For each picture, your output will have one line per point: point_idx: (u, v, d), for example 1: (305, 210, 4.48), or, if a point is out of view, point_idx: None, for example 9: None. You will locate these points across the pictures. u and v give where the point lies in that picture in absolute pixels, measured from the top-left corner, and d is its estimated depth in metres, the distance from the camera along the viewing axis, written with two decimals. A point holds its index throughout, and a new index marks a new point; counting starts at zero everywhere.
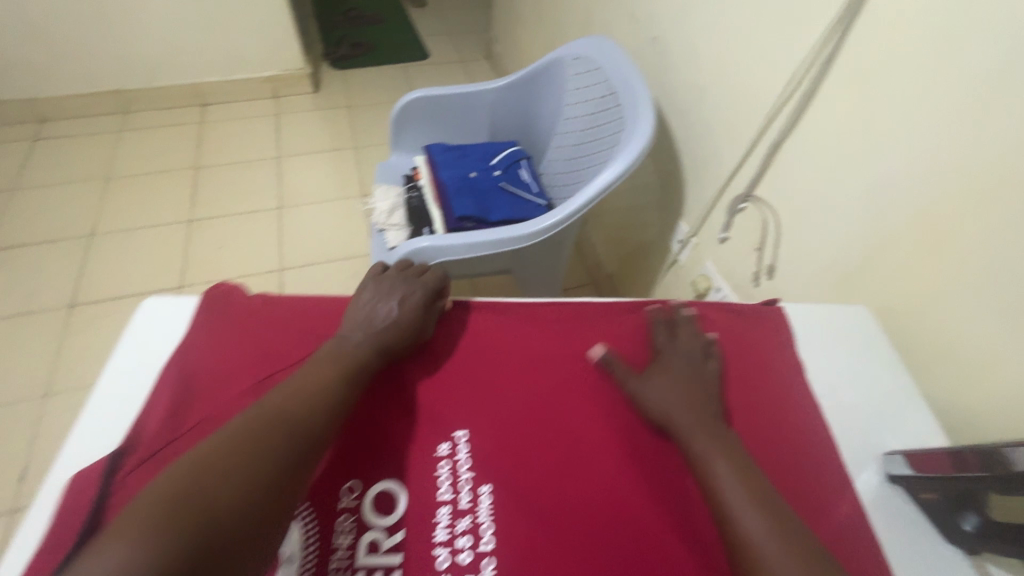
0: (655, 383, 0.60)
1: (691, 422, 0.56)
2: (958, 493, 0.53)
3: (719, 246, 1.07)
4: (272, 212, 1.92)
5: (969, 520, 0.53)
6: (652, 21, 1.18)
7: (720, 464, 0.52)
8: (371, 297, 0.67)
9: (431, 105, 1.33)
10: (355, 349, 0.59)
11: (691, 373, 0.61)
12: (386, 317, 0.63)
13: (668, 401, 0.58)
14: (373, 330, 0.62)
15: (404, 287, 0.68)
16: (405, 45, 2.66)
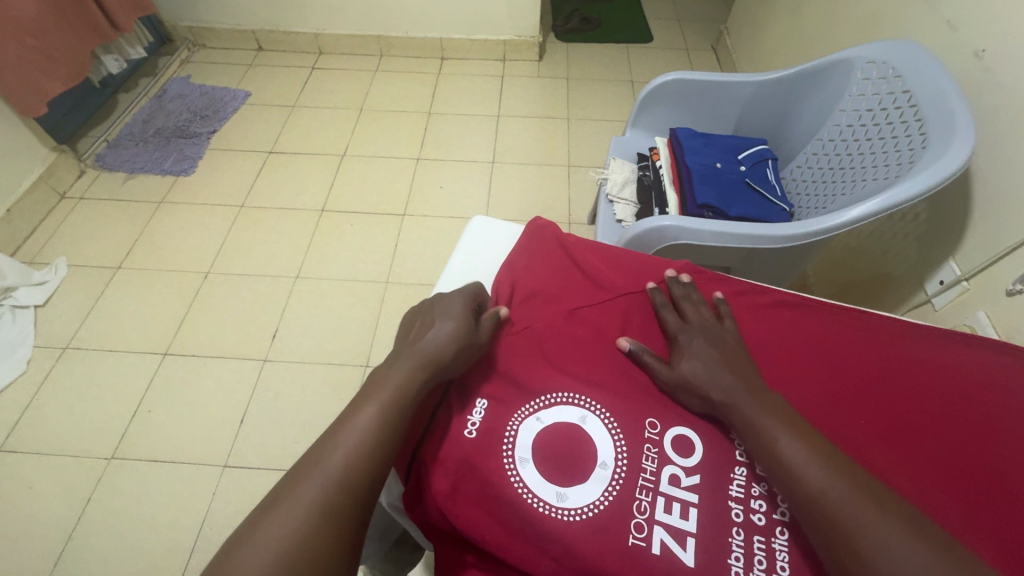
0: (685, 366, 0.61)
1: (731, 391, 0.58)
2: None
3: (1004, 298, 0.94)
4: (486, 165, 2.09)
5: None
6: (977, 33, 1.04)
7: (769, 428, 0.54)
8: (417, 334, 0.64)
9: (685, 89, 1.33)
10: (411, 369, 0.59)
11: (714, 350, 0.62)
12: (429, 338, 0.62)
13: (701, 381, 0.60)
14: (426, 351, 0.61)
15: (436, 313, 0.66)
16: (632, 26, 2.66)
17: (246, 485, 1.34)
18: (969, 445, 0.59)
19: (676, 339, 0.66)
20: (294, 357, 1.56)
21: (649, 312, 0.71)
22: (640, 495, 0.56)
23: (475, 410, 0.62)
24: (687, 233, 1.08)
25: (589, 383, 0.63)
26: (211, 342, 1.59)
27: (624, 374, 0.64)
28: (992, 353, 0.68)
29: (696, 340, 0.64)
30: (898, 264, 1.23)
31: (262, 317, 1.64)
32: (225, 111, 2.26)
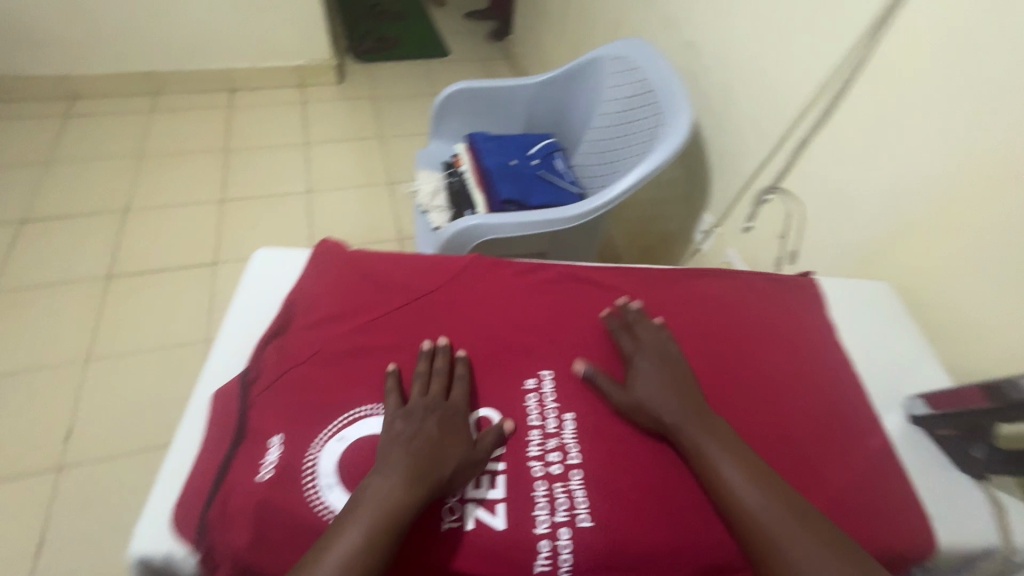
0: (640, 390, 0.60)
1: (684, 419, 0.58)
2: (970, 428, 0.61)
3: (743, 235, 1.17)
4: (302, 195, 1.99)
5: (976, 449, 0.61)
6: (684, 32, 1.28)
7: (718, 455, 0.55)
8: (399, 423, 0.55)
9: (471, 97, 1.42)
10: (395, 484, 0.50)
11: (661, 370, 0.62)
12: (423, 443, 0.53)
13: (653, 405, 0.59)
14: (419, 450, 0.52)
15: (432, 411, 0.56)
16: (427, 42, 2.75)
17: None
18: (759, 380, 0.65)
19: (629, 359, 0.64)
20: (103, 454, 1.32)
21: (459, 304, 0.68)
22: None
23: (270, 450, 0.54)
24: (493, 228, 1.15)
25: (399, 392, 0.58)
26: None
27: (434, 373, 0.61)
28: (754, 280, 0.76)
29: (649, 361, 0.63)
30: (674, 223, 1.45)
31: (44, 420, 1.35)
32: None
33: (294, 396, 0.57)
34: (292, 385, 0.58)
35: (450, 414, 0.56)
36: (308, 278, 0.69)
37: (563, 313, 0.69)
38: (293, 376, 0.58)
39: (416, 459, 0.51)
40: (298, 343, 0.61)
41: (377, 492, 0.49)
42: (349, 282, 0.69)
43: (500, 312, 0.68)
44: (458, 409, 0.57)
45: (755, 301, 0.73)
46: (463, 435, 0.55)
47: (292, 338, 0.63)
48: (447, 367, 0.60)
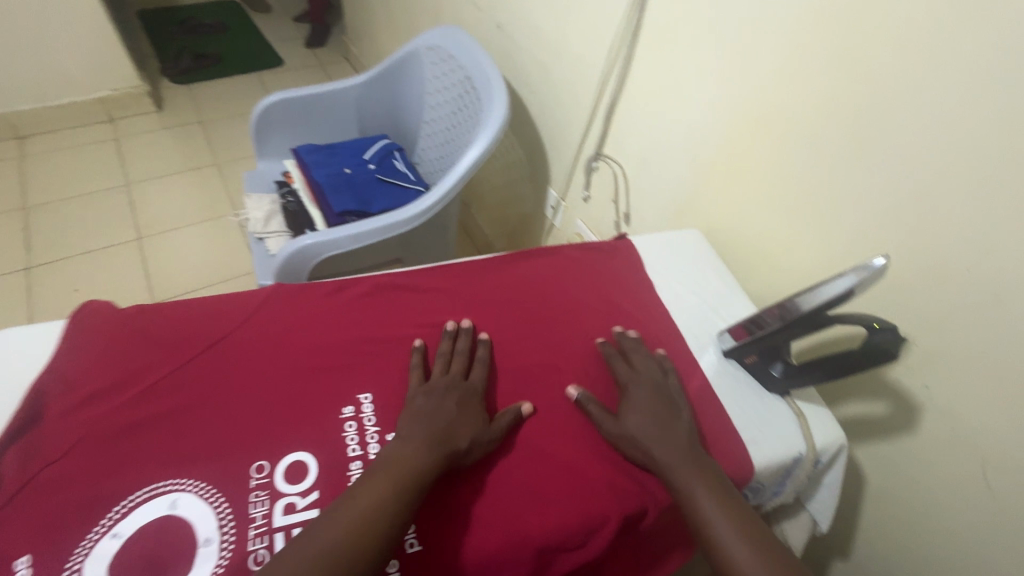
0: (631, 421, 0.59)
1: (677, 461, 0.56)
2: (767, 350, 0.65)
3: (584, 204, 1.20)
4: (132, 243, 1.76)
5: (776, 367, 0.66)
6: (494, 14, 1.28)
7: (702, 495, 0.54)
8: (420, 399, 0.57)
9: (291, 108, 1.31)
10: (417, 448, 0.52)
11: (660, 403, 0.60)
12: (443, 416, 0.55)
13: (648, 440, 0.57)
14: (445, 427, 0.54)
15: (455, 387, 0.59)
16: (255, 54, 2.54)
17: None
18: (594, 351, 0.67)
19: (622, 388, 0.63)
20: None
21: (258, 342, 0.61)
22: (256, 545, 0.48)
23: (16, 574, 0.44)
24: (330, 245, 1.08)
25: (190, 460, 0.52)
26: None
27: (233, 426, 0.55)
28: (570, 254, 0.79)
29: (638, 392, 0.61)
30: (527, 204, 1.46)
31: None
32: None
33: (51, 499, 0.48)
34: (48, 487, 0.49)
35: (469, 393, 0.59)
36: (64, 353, 0.58)
37: (379, 326, 0.65)
38: (48, 476, 0.49)
39: (433, 428, 0.54)
40: (57, 433, 0.52)
41: (399, 459, 0.51)
42: (119, 346, 0.59)
43: (308, 340, 0.63)
44: (476, 388, 0.60)
45: (575, 271, 0.76)
46: (479, 415, 0.57)
47: (50, 428, 0.53)
48: (470, 350, 0.63)
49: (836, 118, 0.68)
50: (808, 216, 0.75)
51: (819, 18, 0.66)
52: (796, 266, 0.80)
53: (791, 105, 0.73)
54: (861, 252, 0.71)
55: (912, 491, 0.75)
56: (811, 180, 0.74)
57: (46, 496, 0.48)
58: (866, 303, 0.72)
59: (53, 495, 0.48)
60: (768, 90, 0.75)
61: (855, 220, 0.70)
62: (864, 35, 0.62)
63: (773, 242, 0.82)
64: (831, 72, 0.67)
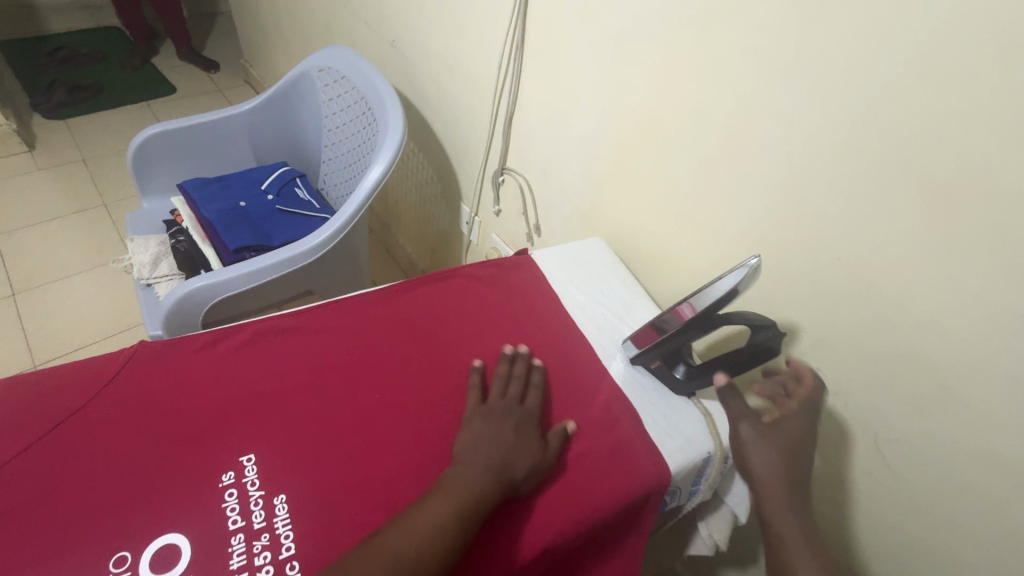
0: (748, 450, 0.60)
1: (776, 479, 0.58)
2: (668, 355, 0.66)
3: (497, 218, 1.19)
4: (3, 301, 1.56)
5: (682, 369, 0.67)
6: (386, 33, 1.25)
7: (792, 533, 0.55)
8: (478, 421, 0.58)
9: (173, 140, 1.21)
10: (478, 475, 0.53)
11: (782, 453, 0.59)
12: (502, 441, 0.56)
13: (756, 463, 0.59)
14: (501, 456, 0.54)
15: (517, 412, 0.59)
16: (143, 83, 2.36)
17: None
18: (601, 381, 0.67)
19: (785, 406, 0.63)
20: None
21: (119, 413, 0.55)
22: None
23: None
24: (223, 287, 0.99)
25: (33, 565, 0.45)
26: None
27: (87, 516, 0.48)
28: (472, 276, 0.77)
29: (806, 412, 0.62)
30: (444, 221, 1.43)
31: None
32: None
33: None
34: None
35: (526, 417, 0.59)
36: None
37: (263, 375, 0.60)
38: None
39: (492, 454, 0.54)
40: None
41: (460, 485, 0.52)
42: None
43: (181, 402, 0.57)
44: (532, 411, 0.60)
45: (475, 292, 0.75)
46: (535, 436, 0.58)
47: None
48: (526, 374, 0.64)
49: (704, 121, 0.71)
50: (698, 216, 0.78)
51: (681, 23, 0.68)
52: (694, 264, 0.82)
53: (666, 112, 0.75)
54: (751, 248, 0.73)
55: (822, 470, 0.78)
56: (692, 182, 0.76)
57: None
58: (760, 297, 0.75)
59: None
60: (645, 97, 0.77)
61: (738, 219, 0.73)
62: (716, 44, 0.66)
63: (673, 243, 0.83)
64: (694, 78, 0.70)
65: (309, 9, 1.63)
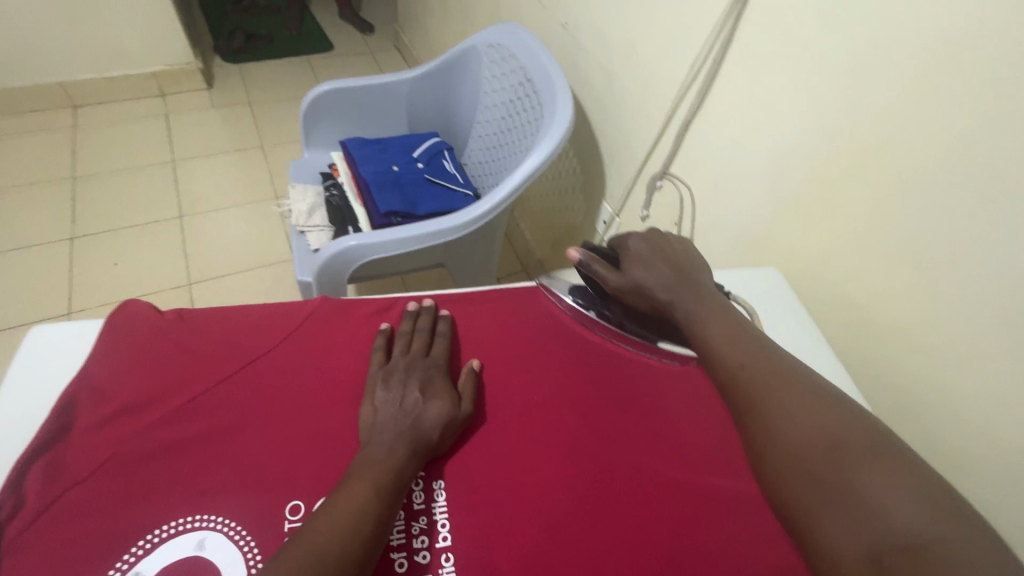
0: (634, 271, 0.62)
1: (675, 288, 0.59)
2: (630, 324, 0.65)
3: (642, 223, 1.13)
4: (173, 221, 1.75)
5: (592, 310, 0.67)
6: (561, 15, 1.21)
7: (714, 329, 0.56)
8: (380, 388, 0.55)
9: (342, 98, 1.27)
10: (390, 448, 0.49)
11: (656, 258, 0.62)
12: (408, 406, 0.53)
13: (645, 280, 0.61)
14: (410, 422, 0.51)
15: (419, 375, 0.56)
16: (307, 38, 2.53)
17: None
18: (619, 373, 0.64)
19: (625, 246, 0.64)
20: None
21: (303, 364, 0.57)
22: None
23: None
24: (374, 248, 1.03)
25: (222, 494, 0.47)
26: None
27: (269, 459, 0.49)
28: None
29: (636, 237, 0.64)
30: (577, 215, 1.40)
31: None
32: None
33: (71, 530, 0.44)
34: (68, 516, 0.44)
35: (432, 370, 0.57)
36: (103, 354, 0.54)
37: None
38: (71, 501, 0.45)
39: (400, 423, 0.51)
40: (82, 451, 0.48)
41: (368, 462, 0.48)
42: (157, 351, 0.55)
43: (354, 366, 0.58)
44: (439, 363, 0.58)
45: None
46: (446, 392, 0.55)
47: (80, 442, 0.48)
48: (431, 326, 0.62)
49: (953, 161, 0.60)
50: (915, 268, 0.67)
51: (964, 44, 0.56)
52: (894, 318, 0.71)
53: (900, 143, 0.64)
54: (985, 319, 0.61)
55: None
56: (917, 227, 0.65)
57: (68, 526, 0.44)
58: (979, 377, 0.63)
59: (73, 526, 0.44)
60: (875, 120, 0.66)
61: (973, 281, 0.61)
62: (1003, 74, 0.54)
63: (868, 291, 0.74)
64: (960, 108, 0.58)
65: None
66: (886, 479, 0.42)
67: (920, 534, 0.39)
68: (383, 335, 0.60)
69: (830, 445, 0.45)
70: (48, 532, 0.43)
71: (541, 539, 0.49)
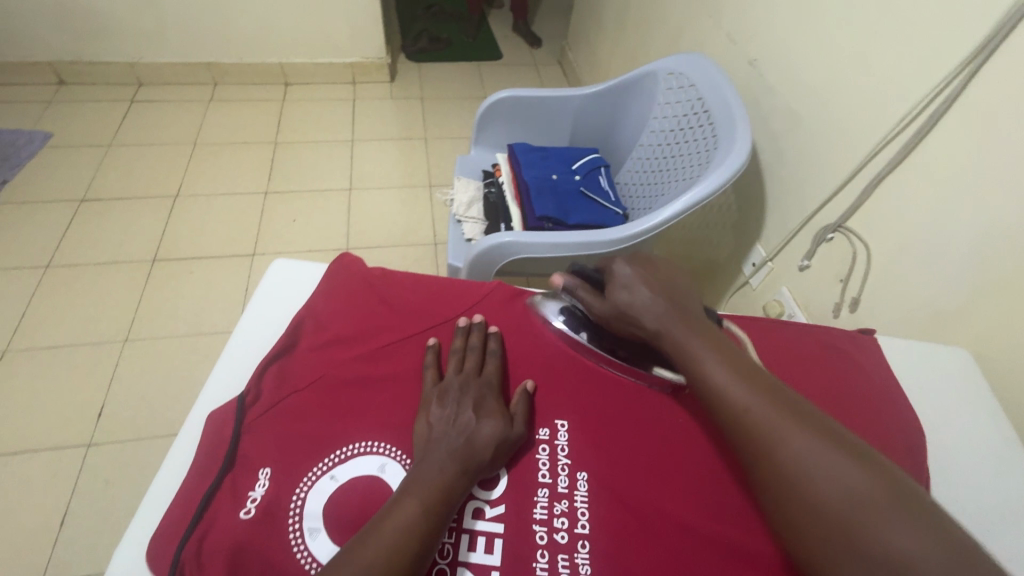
0: (618, 295, 0.61)
1: (670, 325, 0.57)
2: (617, 344, 0.62)
3: (800, 273, 1.07)
4: (344, 191, 1.99)
5: (580, 334, 0.64)
6: (750, 51, 1.20)
7: (710, 363, 0.54)
8: (434, 404, 0.54)
9: (518, 105, 1.37)
10: (442, 465, 0.49)
11: (647, 282, 0.60)
12: (461, 423, 0.52)
13: (636, 307, 0.59)
14: (461, 443, 0.50)
15: (467, 397, 0.54)
16: (481, 46, 2.73)
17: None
18: None
19: (611, 268, 0.64)
20: (128, 436, 1.35)
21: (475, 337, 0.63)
22: (445, 537, 0.49)
23: (258, 483, 0.50)
24: (526, 246, 1.08)
25: (401, 431, 0.54)
26: (17, 436, 1.32)
27: None
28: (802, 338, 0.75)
29: (623, 259, 0.64)
30: (722, 252, 1.36)
31: (81, 396, 1.40)
32: (21, 156, 1.93)
33: (288, 427, 0.53)
34: (287, 416, 0.54)
35: (484, 389, 0.56)
36: (324, 292, 0.65)
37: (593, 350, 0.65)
38: (289, 405, 0.55)
39: (451, 440, 0.51)
40: (299, 367, 0.58)
41: (420, 478, 0.48)
42: (362, 299, 0.64)
43: (519, 349, 0.64)
44: (491, 382, 0.57)
45: (802, 354, 0.73)
46: (498, 412, 0.54)
47: (300, 359, 0.59)
48: (482, 344, 0.61)
49: None
50: None
51: None
52: None
53: None
54: None
55: None
56: None
57: (286, 424, 0.54)
58: None
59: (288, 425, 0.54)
60: None
61: None
62: None
63: None
64: None
65: (664, 9, 1.65)
66: (874, 491, 0.44)
67: (931, 566, 0.40)
68: (430, 353, 0.59)
69: (822, 466, 0.46)
70: (271, 425, 0.53)
71: (666, 554, 0.50)
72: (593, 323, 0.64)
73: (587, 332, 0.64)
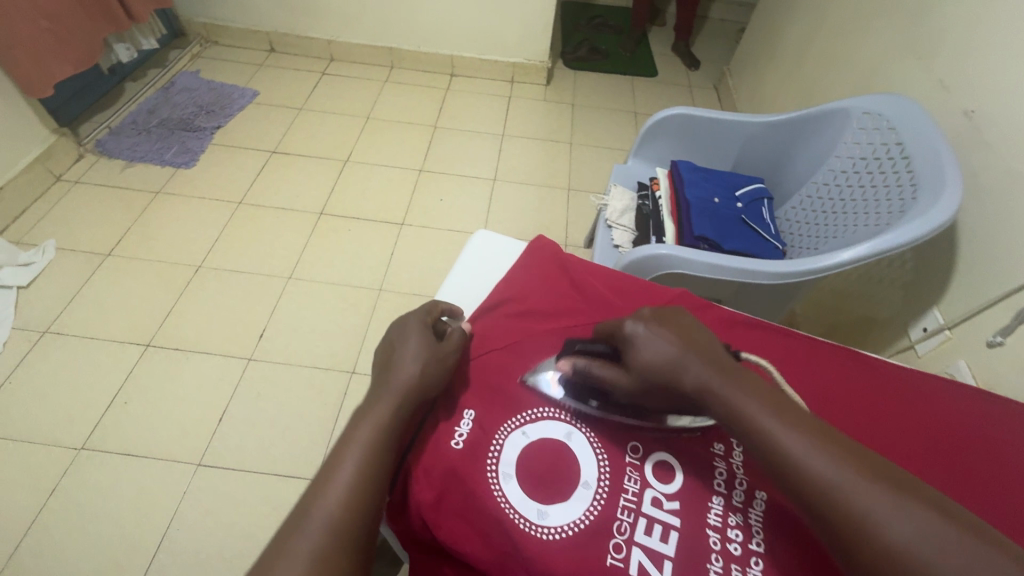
0: (644, 360, 0.54)
1: (710, 388, 0.50)
2: (641, 410, 0.57)
3: (988, 349, 0.96)
4: (487, 181, 2.11)
5: (595, 404, 0.58)
6: (966, 101, 1.10)
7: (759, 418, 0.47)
8: (391, 345, 0.59)
9: (688, 123, 1.36)
10: (389, 398, 0.53)
11: (670, 338, 0.53)
12: (398, 357, 0.56)
13: (667, 373, 0.52)
14: (399, 372, 0.55)
15: (420, 321, 0.61)
16: (637, 61, 2.75)
17: (211, 504, 1.29)
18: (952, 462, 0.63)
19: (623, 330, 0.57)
20: (279, 359, 1.54)
21: None
22: (622, 515, 0.53)
23: (463, 422, 0.58)
24: (684, 263, 1.08)
25: (582, 409, 0.59)
26: (196, 339, 1.56)
27: None
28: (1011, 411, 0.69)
29: (633, 317, 0.57)
30: (884, 309, 1.26)
31: (249, 316, 1.62)
32: (232, 108, 2.27)
33: (483, 384, 0.62)
34: (484, 374, 0.63)
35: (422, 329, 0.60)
36: (520, 271, 0.72)
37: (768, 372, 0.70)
38: (486, 365, 0.63)
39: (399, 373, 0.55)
40: (492, 331, 0.66)
41: (372, 408, 0.52)
42: (554, 284, 0.71)
43: None
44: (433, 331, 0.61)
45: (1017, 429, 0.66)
46: (427, 347, 0.58)
47: (493, 326, 0.66)
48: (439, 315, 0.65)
49: None
50: None
51: None
52: None
53: None
54: None
55: None
56: None
57: (481, 381, 0.62)
58: None
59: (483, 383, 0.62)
60: None
61: None
62: None
63: None
64: None
65: (859, 44, 1.55)
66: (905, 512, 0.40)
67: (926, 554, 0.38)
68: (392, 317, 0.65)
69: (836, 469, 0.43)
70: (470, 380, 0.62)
71: None
72: (604, 393, 0.58)
73: (601, 403, 0.58)
